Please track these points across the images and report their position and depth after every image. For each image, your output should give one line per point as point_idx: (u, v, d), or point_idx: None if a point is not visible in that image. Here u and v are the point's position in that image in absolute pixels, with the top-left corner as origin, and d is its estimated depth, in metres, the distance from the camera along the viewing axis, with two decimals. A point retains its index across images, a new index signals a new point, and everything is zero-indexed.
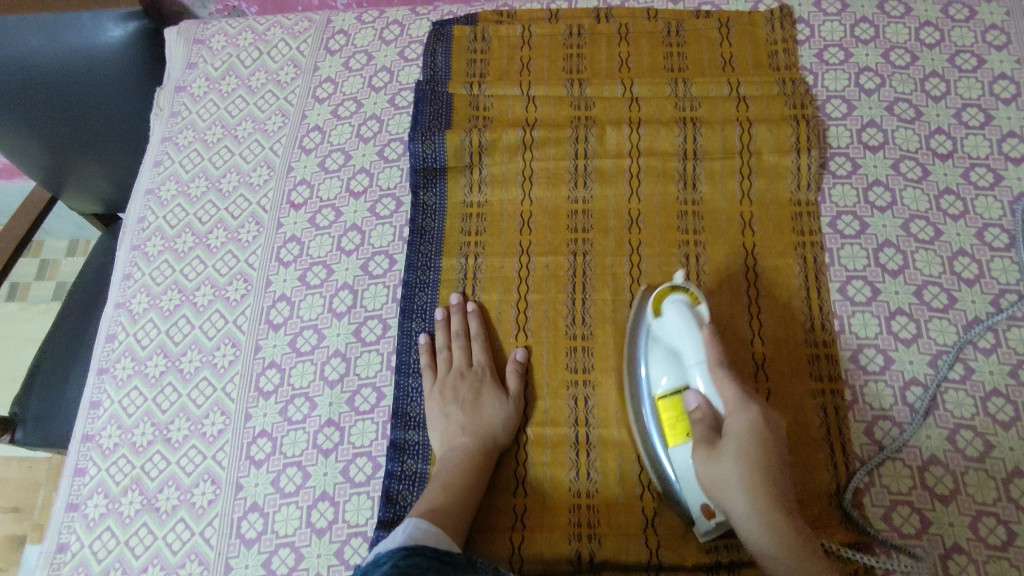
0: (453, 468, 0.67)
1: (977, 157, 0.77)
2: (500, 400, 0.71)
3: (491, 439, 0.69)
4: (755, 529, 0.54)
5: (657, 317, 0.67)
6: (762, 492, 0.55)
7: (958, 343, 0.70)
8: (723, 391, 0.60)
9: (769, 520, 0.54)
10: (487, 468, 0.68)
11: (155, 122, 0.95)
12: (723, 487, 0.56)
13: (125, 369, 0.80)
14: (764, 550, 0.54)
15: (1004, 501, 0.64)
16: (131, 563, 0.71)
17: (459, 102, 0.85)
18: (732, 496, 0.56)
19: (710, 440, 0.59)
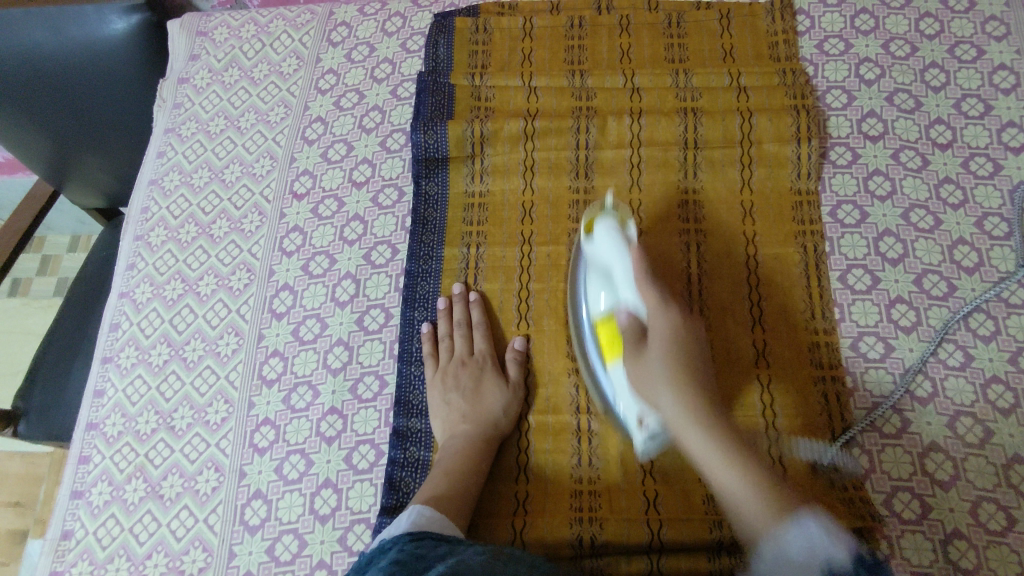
0: (454, 454, 0.68)
1: (976, 146, 0.78)
2: (499, 386, 0.72)
3: (491, 425, 0.70)
4: (686, 427, 0.59)
5: (589, 239, 0.70)
6: (688, 393, 0.61)
7: (945, 324, 0.70)
8: (646, 300, 0.65)
9: (696, 414, 0.59)
10: (488, 454, 0.69)
11: (157, 113, 0.95)
12: (653, 391, 0.61)
13: (129, 358, 0.81)
14: (699, 446, 0.58)
15: (1004, 487, 0.64)
16: (135, 550, 0.71)
17: (461, 93, 0.85)
18: (664, 399, 0.61)
19: (637, 350, 0.63)
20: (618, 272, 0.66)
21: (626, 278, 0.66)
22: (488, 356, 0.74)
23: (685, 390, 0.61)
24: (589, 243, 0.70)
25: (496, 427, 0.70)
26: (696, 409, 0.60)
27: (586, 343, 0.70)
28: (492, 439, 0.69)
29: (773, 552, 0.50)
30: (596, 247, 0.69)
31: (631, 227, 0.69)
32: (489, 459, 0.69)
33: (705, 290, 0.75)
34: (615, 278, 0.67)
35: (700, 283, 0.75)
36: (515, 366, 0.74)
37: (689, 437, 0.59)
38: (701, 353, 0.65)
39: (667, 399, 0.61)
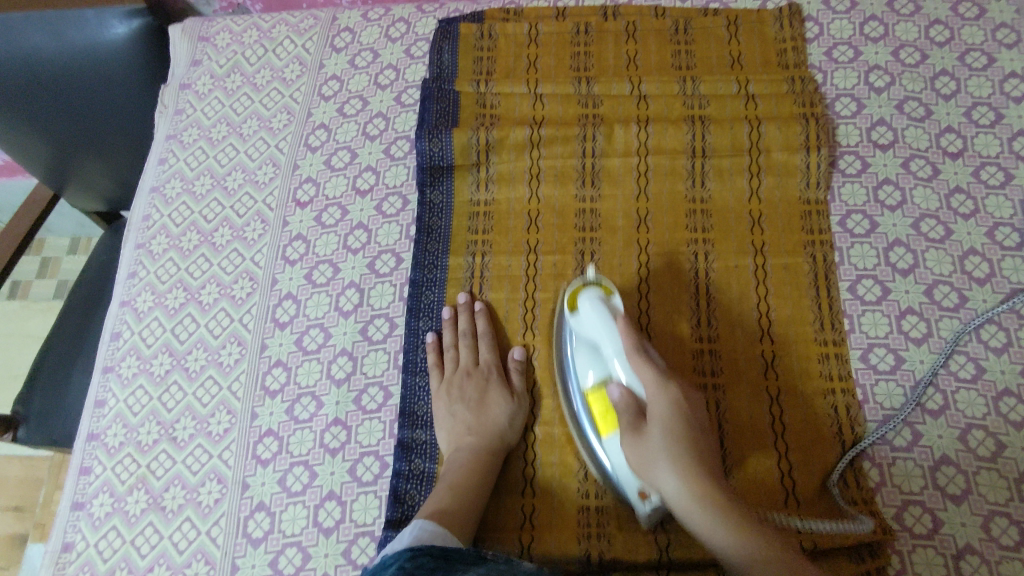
0: (458, 467, 0.67)
1: (987, 155, 0.77)
2: (504, 398, 0.71)
3: (496, 438, 0.69)
4: (692, 508, 0.56)
5: (574, 313, 0.69)
6: (695, 469, 0.57)
7: (955, 336, 0.70)
8: (642, 375, 0.62)
9: (700, 493, 0.56)
10: (493, 467, 0.68)
11: (159, 119, 0.94)
12: (653, 468, 0.58)
13: (130, 368, 0.80)
14: (707, 526, 0.55)
15: (1017, 502, 0.63)
16: (137, 563, 0.70)
17: (466, 100, 0.84)
18: (665, 477, 0.57)
19: (636, 426, 0.61)
20: (610, 349, 0.65)
21: (618, 354, 0.64)
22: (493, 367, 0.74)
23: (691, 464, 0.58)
24: (574, 317, 0.69)
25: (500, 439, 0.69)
26: (706, 485, 0.56)
27: (579, 410, 0.68)
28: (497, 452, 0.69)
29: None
30: (583, 321, 0.67)
31: (621, 302, 0.68)
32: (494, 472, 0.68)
33: (714, 300, 0.74)
34: (606, 354, 0.65)
35: (708, 294, 0.74)
36: (519, 378, 0.73)
37: (695, 518, 0.56)
38: (703, 426, 0.62)
39: (670, 477, 0.57)
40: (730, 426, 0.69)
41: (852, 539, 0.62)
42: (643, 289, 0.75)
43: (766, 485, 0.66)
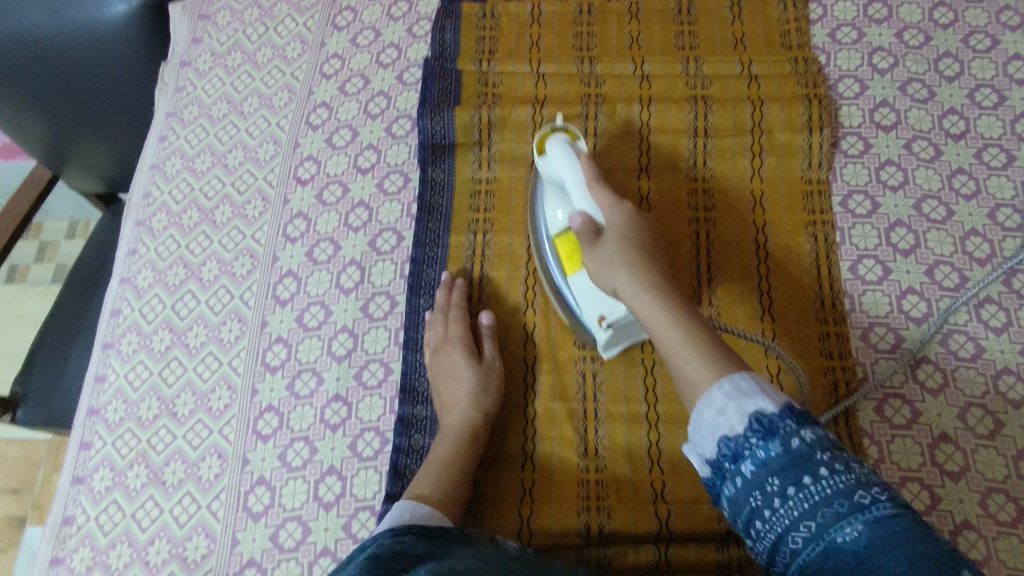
0: (445, 444, 0.67)
1: (990, 137, 0.77)
2: (479, 367, 0.71)
3: (478, 411, 0.68)
4: (637, 301, 0.58)
5: (540, 156, 0.69)
6: (644, 270, 0.60)
7: (942, 314, 0.70)
8: (600, 199, 0.65)
9: (648, 287, 0.58)
10: (478, 441, 0.67)
11: (159, 97, 0.94)
12: (607, 272, 0.61)
13: (130, 344, 0.80)
14: (652, 316, 0.57)
15: (1014, 479, 0.64)
16: (138, 536, 0.71)
17: (468, 79, 0.84)
18: (612, 278, 0.61)
19: (591, 240, 0.63)
20: (570, 179, 0.67)
21: (577, 182, 0.66)
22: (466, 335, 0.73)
23: (639, 265, 0.60)
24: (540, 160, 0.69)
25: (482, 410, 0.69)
26: (651, 286, 0.58)
27: (550, 258, 0.72)
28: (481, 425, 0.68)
29: (705, 406, 0.49)
30: (549, 162, 0.68)
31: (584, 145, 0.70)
32: (479, 447, 0.67)
33: (715, 279, 0.74)
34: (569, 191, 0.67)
35: (709, 272, 0.74)
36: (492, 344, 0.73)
37: (642, 309, 0.58)
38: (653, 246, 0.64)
39: (617, 276, 0.60)
40: None
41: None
42: None
43: None
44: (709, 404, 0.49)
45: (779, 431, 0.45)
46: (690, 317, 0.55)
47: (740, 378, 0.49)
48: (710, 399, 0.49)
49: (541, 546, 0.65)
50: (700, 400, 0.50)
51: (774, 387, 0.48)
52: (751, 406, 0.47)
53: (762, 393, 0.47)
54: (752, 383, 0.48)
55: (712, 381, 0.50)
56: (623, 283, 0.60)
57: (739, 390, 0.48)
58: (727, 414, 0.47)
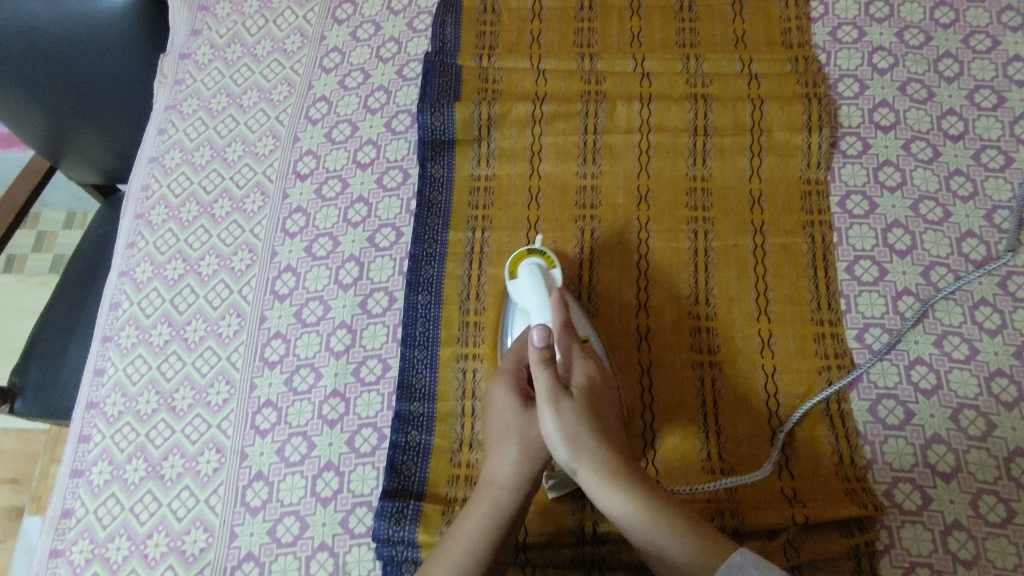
0: (469, 512, 0.60)
1: (988, 139, 0.77)
2: (520, 418, 0.63)
3: (513, 473, 0.61)
4: (609, 486, 0.57)
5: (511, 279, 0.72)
6: (609, 450, 0.59)
7: (923, 307, 0.71)
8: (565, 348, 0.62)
9: (614, 468, 0.58)
10: (511, 506, 0.60)
11: (157, 88, 0.93)
12: (575, 441, 0.59)
13: (129, 338, 0.80)
14: (621, 506, 0.57)
15: (1005, 480, 0.65)
16: (136, 530, 0.71)
17: (468, 74, 0.84)
18: (584, 447, 0.58)
19: (556, 397, 0.59)
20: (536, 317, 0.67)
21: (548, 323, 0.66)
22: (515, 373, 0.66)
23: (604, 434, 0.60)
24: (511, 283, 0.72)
25: (516, 475, 0.61)
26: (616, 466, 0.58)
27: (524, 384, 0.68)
28: (519, 487, 0.61)
29: None
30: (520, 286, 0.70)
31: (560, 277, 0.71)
32: (515, 510, 0.60)
33: (712, 279, 0.74)
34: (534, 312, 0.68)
35: (706, 273, 0.75)
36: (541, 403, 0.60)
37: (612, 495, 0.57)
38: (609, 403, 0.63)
39: (590, 449, 0.58)
40: (726, 403, 0.70)
41: (845, 513, 0.63)
42: (643, 268, 0.75)
43: (759, 458, 0.67)
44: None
45: None
46: (661, 501, 0.57)
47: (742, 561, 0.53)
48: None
49: (536, 544, 0.66)
50: None
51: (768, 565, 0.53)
52: None
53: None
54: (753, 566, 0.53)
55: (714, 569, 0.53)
56: (591, 463, 0.58)
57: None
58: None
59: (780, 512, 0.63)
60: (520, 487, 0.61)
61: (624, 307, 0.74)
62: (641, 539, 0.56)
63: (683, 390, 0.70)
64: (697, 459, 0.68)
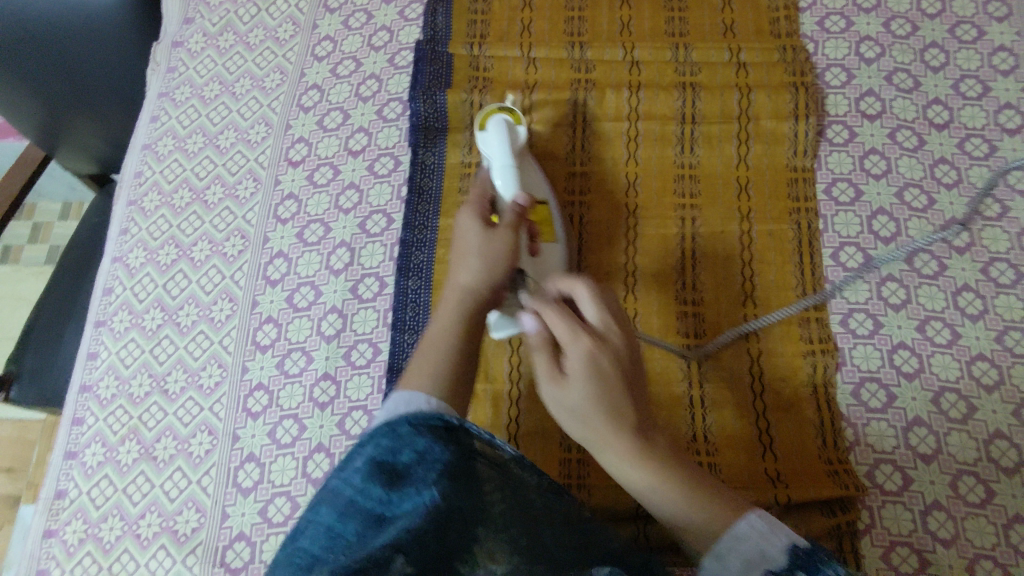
0: (435, 324, 0.57)
1: (973, 127, 0.78)
2: (482, 240, 0.58)
3: (474, 285, 0.57)
4: (627, 468, 0.51)
5: (481, 132, 0.75)
6: (627, 432, 0.51)
7: (867, 268, 0.73)
8: (561, 320, 0.51)
9: (632, 448, 0.51)
10: (478, 314, 0.57)
11: (150, 77, 0.94)
12: (585, 420, 0.51)
13: (122, 322, 0.81)
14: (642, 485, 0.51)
15: (985, 461, 0.66)
16: (129, 510, 0.72)
17: (459, 63, 0.84)
18: (587, 422, 0.51)
19: (553, 376, 0.52)
20: (497, 162, 0.69)
21: (507, 165, 0.68)
22: (478, 200, 0.62)
23: (620, 414, 0.51)
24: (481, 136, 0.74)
25: (479, 287, 0.57)
26: (635, 446, 0.51)
27: None
28: (485, 296, 0.57)
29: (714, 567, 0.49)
30: (485, 137, 0.73)
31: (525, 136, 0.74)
32: (483, 317, 0.57)
33: (700, 265, 0.75)
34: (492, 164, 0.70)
35: (694, 258, 0.75)
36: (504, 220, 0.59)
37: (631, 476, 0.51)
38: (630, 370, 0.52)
39: (603, 431, 0.51)
40: (711, 386, 0.71)
41: (828, 493, 0.64)
42: (630, 253, 0.76)
43: (742, 440, 0.68)
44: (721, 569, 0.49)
45: None
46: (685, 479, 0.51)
47: (754, 524, 0.49)
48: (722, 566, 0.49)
49: None
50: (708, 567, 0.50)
51: (782, 527, 0.50)
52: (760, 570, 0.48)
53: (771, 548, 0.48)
54: (764, 525, 0.50)
55: (724, 538, 0.49)
56: (607, 448, 0.51)
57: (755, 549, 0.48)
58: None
59: (763, 492, 0.65)
60: (486, 296, 0.57)
61: (613, 291, 0.75)
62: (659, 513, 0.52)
63: (670, 372, 0.71)
64: (683, 440, 0.68)
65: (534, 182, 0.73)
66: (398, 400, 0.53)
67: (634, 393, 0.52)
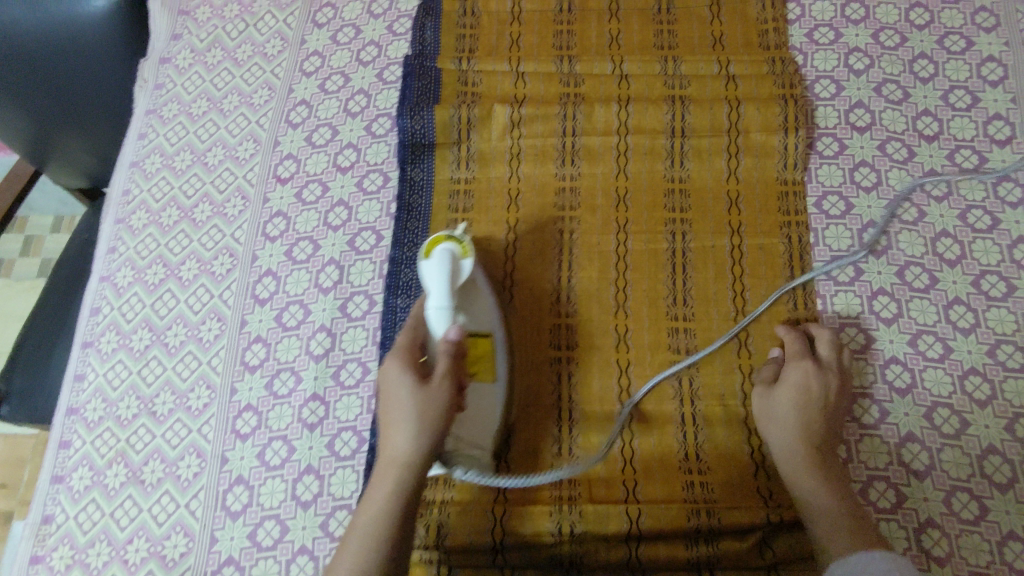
0: (374, 489, 0.59)
1: (962, 139, 0.78)
2: (415, 401, 0.60)
3: (408, 449, 0.59)
4: (796, 469, 0.63)
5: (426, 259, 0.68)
6: (810, 439, 0.64)
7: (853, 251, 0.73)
8: (793, 346, 0.69)
9: (808, 455, 0.63)
10: (412, 481, 0.59)
11: (138, 93, 0.93)
12: (773, 421, 0.66)
13: (110, 343, 0.80)
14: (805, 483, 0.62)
15: (978, 477, 0.65)
16: (117, 535, 0.71)
17: (448, 77, 0.84)
18: (784, 432, 0.65)
19: (767, 384, 0.68)
20: (433, 303, 0.65)
21: (442, 308, 0.65)
22: (408, 352, 0.63)
23: (812, 429, 0.64)
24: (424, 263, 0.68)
25: (412, 451, 0.59)
26: (812, 451, 0.63)
27: None
28: (419, 462, 0.59)
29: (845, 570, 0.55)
30: (429, 270, 0.67)
31: (472, 263, 0.69)
32: (417, 483, 0.59)
33: (690, 280, 0.75)
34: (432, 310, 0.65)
35: (684, 273, 0.75)
36: (436, 374, 0.61)
37: (796, 474, 0.63)
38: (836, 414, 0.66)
39: (787, 432, 0.64)
40: (703, 404, 0.70)
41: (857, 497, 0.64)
42: (621, 269, 0.76)
43: (734, 458, 0.68)
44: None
45: None
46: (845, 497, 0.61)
47: (881, 557, 0.54)
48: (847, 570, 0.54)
49: (513, 544, 0.66)
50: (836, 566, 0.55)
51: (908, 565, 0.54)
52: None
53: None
54: (892, 562, 0.54)
55: (854, 552, 0.56)
56: (785, 442, 0.64)
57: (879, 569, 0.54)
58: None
59: (756, 511, 0.65)
60: (419, 461, 0.59)
61: (604, 308, 0.75)
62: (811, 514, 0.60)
63: (661, 390, 0.71)
64: (675, 459, 0.68)
65: (480, 313, 0.69)
66: None
67: (834, 424, 0.65)
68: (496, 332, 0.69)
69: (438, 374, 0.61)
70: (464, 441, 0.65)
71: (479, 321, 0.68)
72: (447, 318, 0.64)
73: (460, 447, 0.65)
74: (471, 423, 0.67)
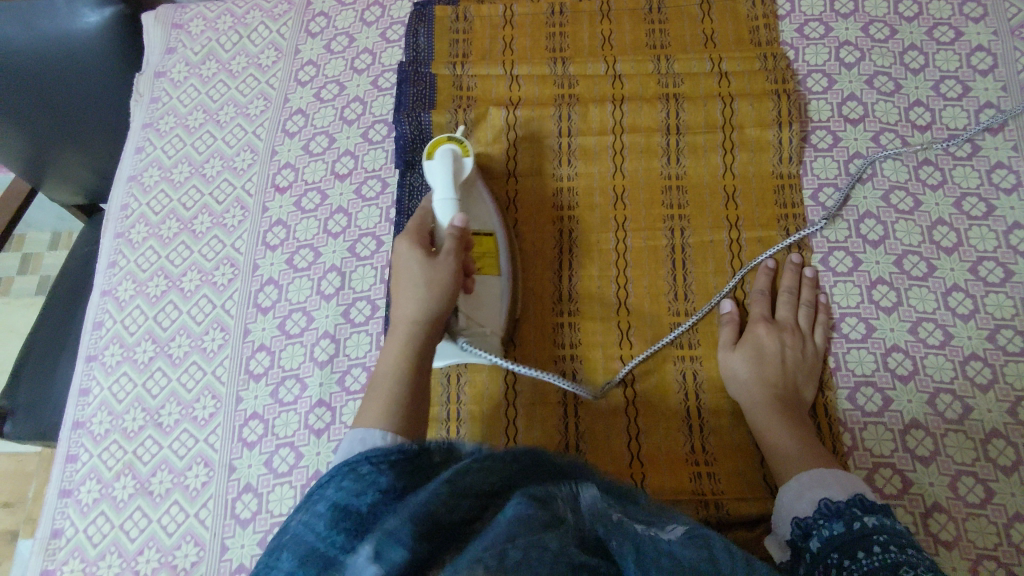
0: (387, 352, 0.62)
1: (955, 128, 0.78)
2: (424, 269, 0.63)
3: (419, 310, 0.62)
4: (764, 418, 0.66)
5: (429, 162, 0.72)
6: (773, 393, 0.68)
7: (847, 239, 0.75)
8: (754, 307, 0.74)
9: (770, 402, 0.67)
10: (423, 338, 0.62)
11: (135, 108, 0.94)
12: (735, 380, 0.69)
13: (113, 356, 0.80)
14: (773, 433, 0.65)
15: (983, 461, 0.66)
16: (127, 547, 0.71)
17: (442, 83, 0.84)
18: (746, 387, 0.69)
19: (731, 342, 0.71)
20: (438, 193, 0.70)
21: (447, 199, 0.69)
22: (417, 231, 0.66)
23: (772, 383, 0.68)
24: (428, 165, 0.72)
25: (422, 312, 0.62)
26: (775, 400, 0.67)
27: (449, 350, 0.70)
28: (430, 320, 0.62)
29: (794, 493, 0.61)
30: (434, 168, 0.71)
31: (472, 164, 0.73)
32: (428, 342, 0.62)
33: (690, 275, 0.75)
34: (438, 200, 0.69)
35: (684, 269, 0.75)
36: (444, 248, 0.65)
37: (768, 426, 0.66)
38: (796, 366, 0.70)
39: (753, 389, 0.68)
40: (706, 395, 0.71)
41: (827, 442, 0.68)
42: (621, 266, 0.76)
43: (740, 448, 0.69)
44: (798, 497, 0.60)
45: (844, 515, 0.56)
46: (808, 438, 0.65)
47: (833, 477, 0.60)
48: (799, 491, 0.60)
49: None
50: (792, 488, 0.61)
51: (853, 483, 0.59)
52: (822, 494, 0.59)
53: (835, 485, 0.59)
54: (841, 481, 0.60)
55: (809, 470, 0.61)
56: (748, 398, 0.68)
57: (820, 485, 0.60)
58: (806, 499, 0.59)
59: (763, 502, 0.66)
60: (430, 322, 0.62)
61: (606, 304, 0.75)
62: (772, 455, 0.65)
63: (665, 385, 0.71)
64: (681, 452, 0.69)
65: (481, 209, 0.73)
66: (355, 433, 0.56)
67: (791, 381, 0.69)
68: (498, 231, 0.73)
69: (445, 249, 0.65)
70: (475, 321, 0.68)
71: (482, 219, 0.73)
72: (452, 206, 0.68)
73: (471, 326, 0.68)
74: (481, 308, 0.70)
